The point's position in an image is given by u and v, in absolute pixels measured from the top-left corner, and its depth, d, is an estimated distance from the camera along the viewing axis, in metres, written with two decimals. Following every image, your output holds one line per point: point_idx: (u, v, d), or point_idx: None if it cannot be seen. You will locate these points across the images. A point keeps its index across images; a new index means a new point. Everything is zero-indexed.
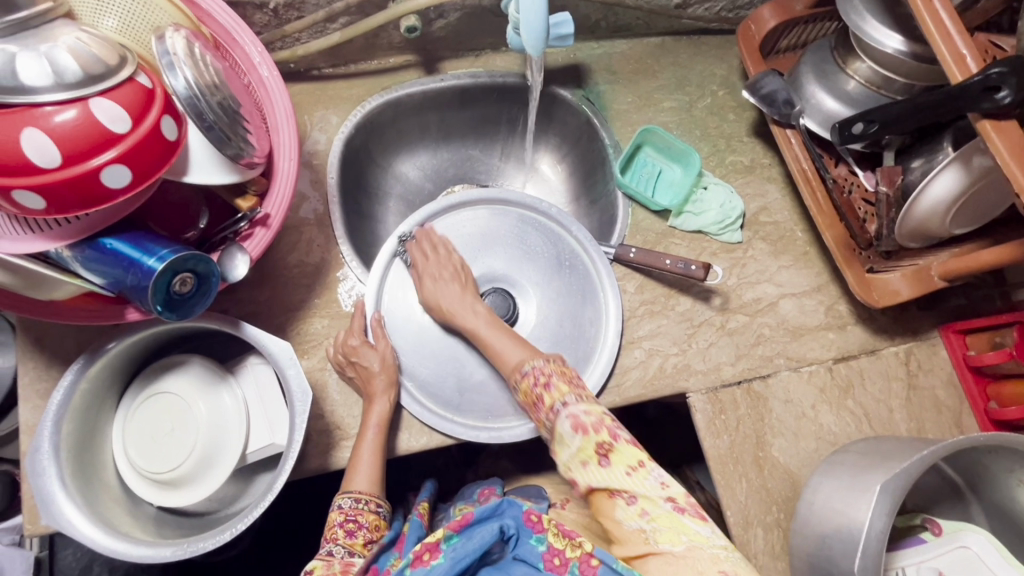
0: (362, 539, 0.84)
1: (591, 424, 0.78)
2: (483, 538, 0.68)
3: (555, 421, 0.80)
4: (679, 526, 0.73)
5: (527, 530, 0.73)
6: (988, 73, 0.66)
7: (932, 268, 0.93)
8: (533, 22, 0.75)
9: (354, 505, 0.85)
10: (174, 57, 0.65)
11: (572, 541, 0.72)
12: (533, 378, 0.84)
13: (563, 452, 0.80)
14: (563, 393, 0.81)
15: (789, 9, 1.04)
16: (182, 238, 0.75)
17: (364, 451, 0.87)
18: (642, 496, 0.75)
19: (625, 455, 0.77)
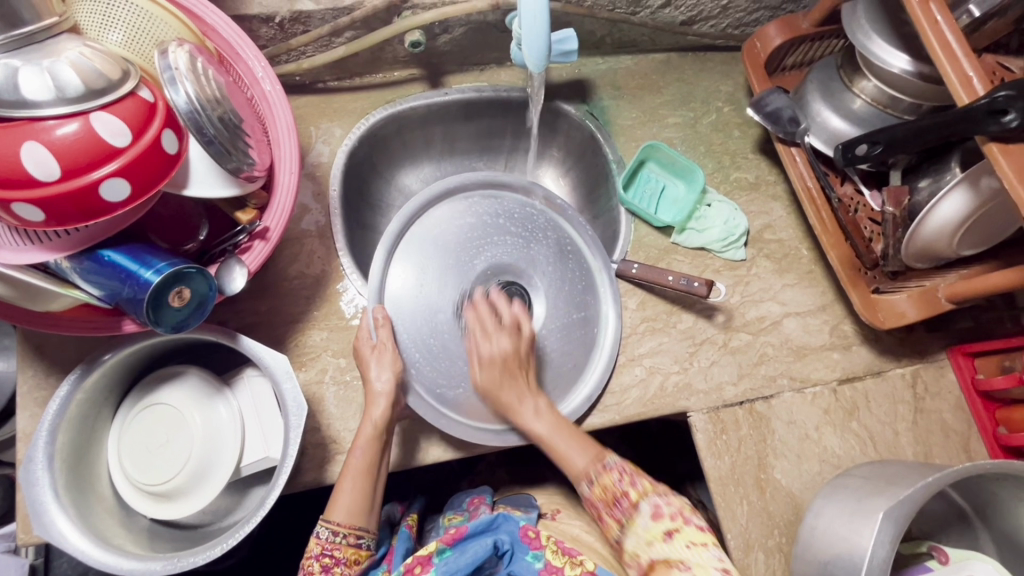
0: (342, 574, 0.80)
1: (670, 512, 0.78)
2: (476, 551, 0.75)
3: (634, 514, 0.79)
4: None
5: (523, 546, 0.79)
6: (994, 96, 0.64)
7: (939, 290, 0.92)
8: (533, 45, 0.74)
9: (331, 538, 0.80)
10: (176, 72, 0.65)
11: (572, 559, 0.76)
12: (617, 474, 0.82)
13: (630, 539, 0.78)
14: (649, 489, 0.81)
15: (795, 26, 1.03)
16: (182, 250, 0.76)
17: (348, 479, 0.83)
18: (697, 565, 0.71)
19: (690, 532, 0.76)
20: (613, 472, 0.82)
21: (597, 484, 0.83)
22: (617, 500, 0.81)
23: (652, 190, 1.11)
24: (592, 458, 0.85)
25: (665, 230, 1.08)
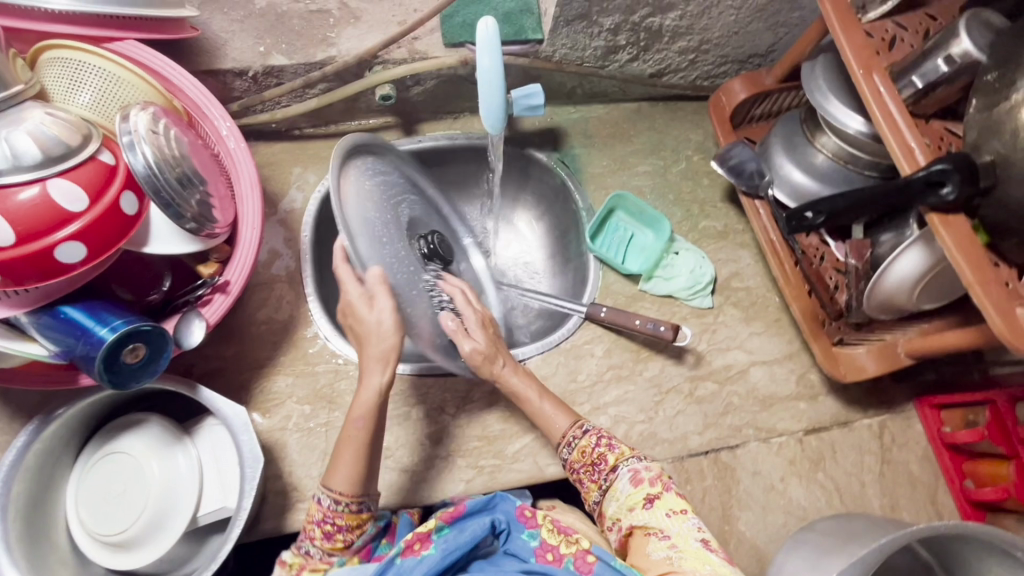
0: (341, 542, 0.80)
1: (649, 478, 0.85)
2: (473, 531, 0.79)
3: (614, 480, 0.86)
4: (705, 558, 0.73)
5: (519, 525, 0.85)
6: (932, 169, 0.66)
7: (898, 345, 0.93)
8: (490, 108, 0.79)
9: (332, 507, 0.79)
10: (135, 135, 0.67)
11: (567, 538, 0.82)
12: (595, 439, 0.89)
13: (612, 503, 0.85)
14: (626, 454, 0.88)
15: (758, 81, 1.06)
16: (146, 301, 0.78)
17: (349, 444, 0.82)
18: (675, 534, 0.78)
19: (669, 501, 0.82)
20: (590, 437, 0.89)
21: (577, 445, 0.89)
22: (596, 462, 0.88)
23: (622, 237, 1.12)
24: (575, 419, 0.92)
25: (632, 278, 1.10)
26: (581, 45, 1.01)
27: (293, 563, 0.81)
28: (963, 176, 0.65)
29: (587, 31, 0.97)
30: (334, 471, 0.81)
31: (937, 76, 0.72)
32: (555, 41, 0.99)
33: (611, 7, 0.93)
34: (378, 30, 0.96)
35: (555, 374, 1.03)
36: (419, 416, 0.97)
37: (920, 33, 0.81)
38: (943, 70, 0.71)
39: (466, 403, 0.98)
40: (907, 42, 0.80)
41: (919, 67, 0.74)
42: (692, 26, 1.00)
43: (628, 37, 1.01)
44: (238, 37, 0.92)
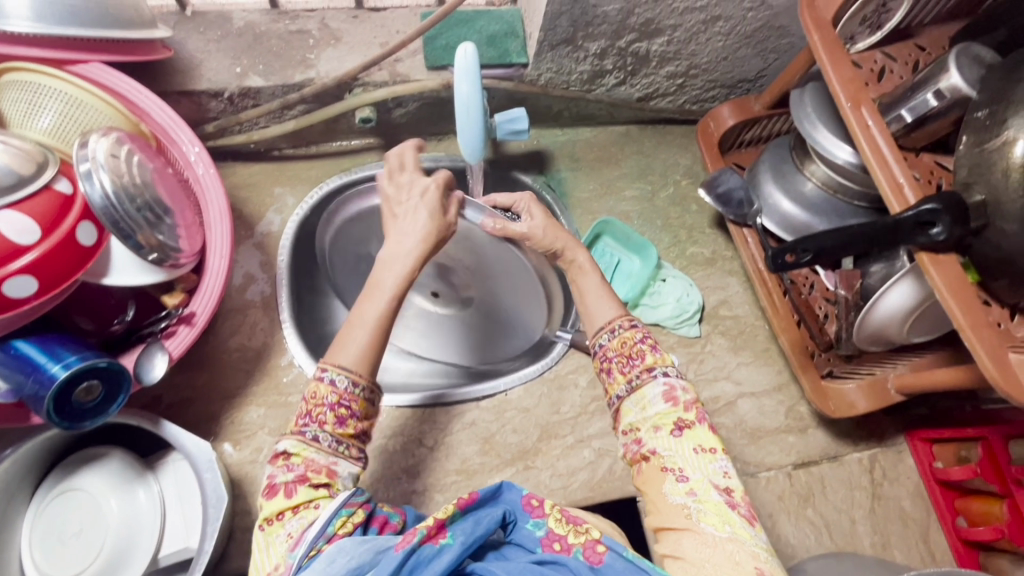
0: (352, 429, 0.69)
1: (683, 399, 0.73)
2: (489, 523, 0.63)
3: (645, 383, 0.74)
4: (726, 516, 0.64)
5: (525, 514, 0.67)
6: (922, 208, 0.64)
7: (888, 380, 0.90)
8: (470, 139, 0.77)
9: (349, 389, 0.69)
10: (92, 163, 0.63)
11: (577, 528, 0.64)
12: (641, 334, 0.77)
13: (636, 411, 0.74)
14: (667, 361, 0.76)
15: (747, 107, 1.04)
16: (108, 331, 0.75)
17: (366, 314, 0.72)
18: (695, 479, 0.68)
19: (700, 434, 0.71)
20: (636, 330, 0.77)
21: (618, 335, 0.77)
22: (634, 356, 0.76)
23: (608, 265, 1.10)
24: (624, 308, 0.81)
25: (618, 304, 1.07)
26: (567, 69, 0.99)
27: (297, 452, 0.67)
28: (953, 217, 0.63)
29: (573, 55, 0.96)
30: (341, 346, 0.71)
31: (925, 110, 0.70)
32: (540, 65, 0.97)
33: (597, 31, 0.91)
34: (359, 51, 0.94)
35: (538, 406, 0.98)
36: (395, 448, 0.94)
37: (909, 64, 0.79)
38: (932, 104, 0.70)
39: (444, 435, 0.95)
40: (895, 72, 0.78)
41: (909, 101, 0.72)
42: (679, 51, 0.99)
43: (615, 61, 0.99)
44: (213, 57, 0.90)
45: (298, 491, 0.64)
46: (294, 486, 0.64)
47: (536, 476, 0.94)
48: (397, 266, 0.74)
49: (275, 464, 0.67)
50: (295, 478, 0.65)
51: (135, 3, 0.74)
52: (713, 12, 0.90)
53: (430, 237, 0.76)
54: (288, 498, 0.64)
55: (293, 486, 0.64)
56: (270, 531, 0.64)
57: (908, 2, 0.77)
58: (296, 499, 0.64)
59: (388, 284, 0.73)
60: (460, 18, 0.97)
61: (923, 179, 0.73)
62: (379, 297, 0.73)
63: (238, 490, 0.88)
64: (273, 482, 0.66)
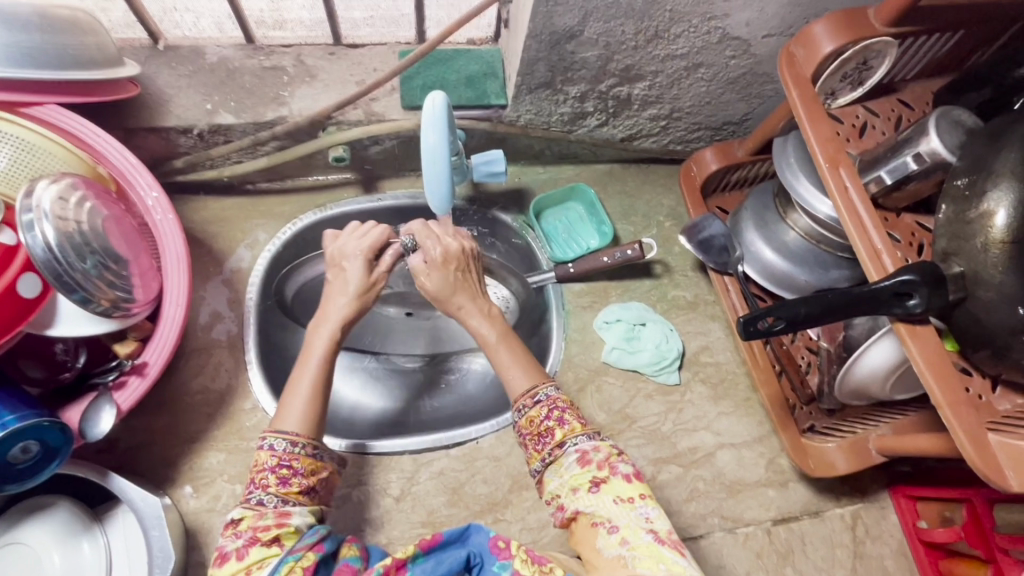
0: (298, 487, 0.70)
1: (597, 459, 0.72)
2: (451, 563, 0.63)
3: (560, 454, 0.73)
4: (659, 555, 0.63)
5: (491, 556, 0.64)
6: (897, 280, 0.62)
7: (870, 441, 0.87)
8: (437, 191, 0.73)
9: (288, 450, 0.70)
10: (36, 212, 0.61)
11: (541, 568, 0.62)
12: (546, 409, 0.76)
13: (553, 478, 0.73)
14: (576, 431, 0.74)
15: (730, 152, 1.03)
16: (57, 380, 0.71)
17: (301, 386, 0.75)
18: (624, 526, 0.66)
19: (617, 485, 0.69)
20: (541, 408, 0.76)
21: (527, 414, 0.76)
22: (545, 434, 0.76)
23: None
24: (534, 383, 0.79)
25: (597, 281, 1.09)
26: (547, 111, 0.97)
27: (243, 519, 0.66)
28: (930, 289, 0.61)
29: (552, 97, 0.94)
30: (284, 416, 0.73)
31: (905, 173, 0.68)
32: (519, 106, 0.95)
33: (576, 75, 0.89)
34: (334, 88, 0.92)
35: (509, 455, 0.95)
36: (360, 498, 0.90)
37: (892, 120, 0.78)
38: (913, 168, 0.67)
39: (411, 484, 0.92)
40: (878, 127, 0.77)
41: (888, 162, 0.70)
42: (662, 95, 0.97)
43: (596, 104, 0.97)
44: (183, 93, 0.88)
45: (250, 552, 0.63)
46: (245, 548, 0.63)
47: (505, 529, 0.91)
48: (326, 329, 0.79)
49: (224, 534, 0.66)
50: (244, 542, 0.63)
51: (98, 42, 0.72)
52: (694, 59, 0.89)
53: (360, 298, 0.82)
54: (239, 560, 0.62)
55: (243, 549, 0.63)
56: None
57: (890, 58, 0.74)
58: (247, 561, 0.62)
59: (319, 346, 0.77)
60: (437, 57, 0.96)
61: (903, 240, 0.71)
62: (314, 357, 0.77)
63: (193, 541, 0.84)
64: (223, 550, 0.64)
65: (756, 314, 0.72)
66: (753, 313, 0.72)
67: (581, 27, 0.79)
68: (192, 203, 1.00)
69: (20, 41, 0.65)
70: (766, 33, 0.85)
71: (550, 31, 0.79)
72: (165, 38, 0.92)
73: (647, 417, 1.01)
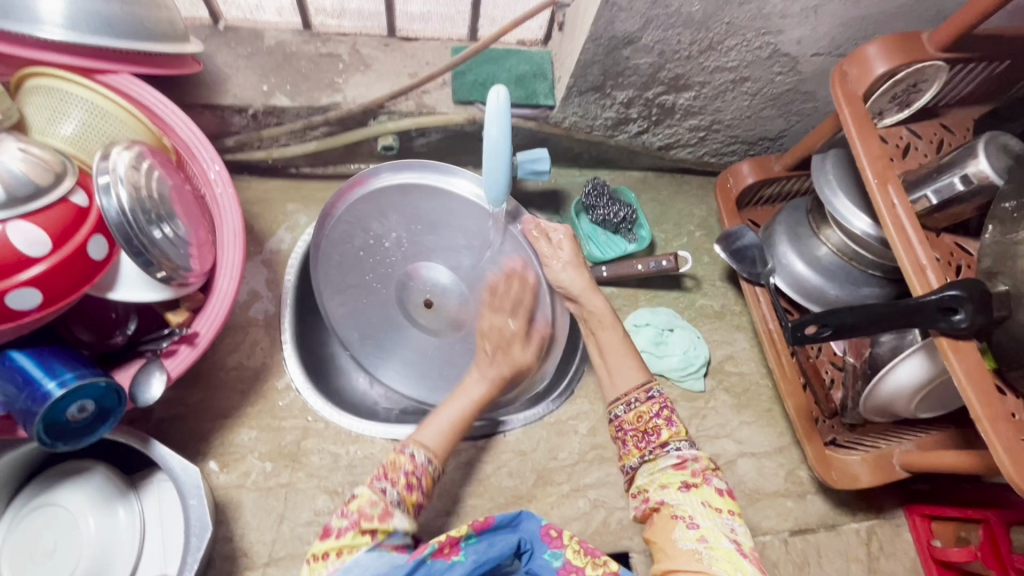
0: (414, 498, 0.74)
1: (693, 467, 0.75)
2: (501, 549, 0.68)
3: (659, 455, 0.77)
4: (738, 564, 0.65)
5: (542, 544, 0.70)
6: (944, 294, 0.64)
7: (894, 456, 0.90)
8: (494, 182, 0.74)
9: (423, 463, 0.76)
10: (111, 175, 0.62)
11: (595, 560, 0.67)
12: (656, 408, 0.80)
13: (644, 475, 0.77)
14: (681, 436, 0.78)
15: (767, 167, 1.05)
16: (108, 344, 0.72)
17: (449, 410, 0.82)
18: (706, 527, 0.69)
19: (707, 493, 0.73)
20: (652, 403, 0.80)
21: (635, 409, 0.81)
22: (649, 431, 0.80)
23: (603, 217, 1.07)
24: (645, 379, 0.84)
25: (628, 286, 1.10)
26: (593, 115, 0.99)
27: (358, 499, 0.70)
28: (977, 305, 0.62)
29: (600, 102, 0.96)
30: (423, 430, 0.80)
31: (952, 193, 0.70)
32: (566, 108, 0.97)
33: (627, 81, 0.91)
34: (387, 79, 0.94)
35: (535, 450, 0.96)
36: None
37: (934, 143, 0.80)
38: (959, 188, 0.70)
39: (438, 473, 0.93)
40: (921, 149, 0.79)
41: (935, 182, 0.72)
42: (705, 106, 0.99)
43: (640, 111, 0.99)
44: (241, 73, 0.90)
45: (348, 535, 0.67)
46: (346, 530, 0.68)
47: None
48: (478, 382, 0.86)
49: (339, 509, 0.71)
50: (348, 524, 0.68)
51: (170, 17, 0.74)
52: (742, 73, 0.91)
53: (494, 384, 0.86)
54: (337, 539, 0.67)
55: (344, 530, 0.68)
56: (314, 568, 0.66)
57: (938, 83, 0.77)
58: (342, 542, 0.67)
59: (473, 392, 0.85)
60: (489, 56, 0.98)
61: (943, 259, 0.72)
62: (461, 401, 0.84)
63: (222, 516, 0.84)
64: (329, 525, 0.69)
65: (804, 321, 0.76)
66: (802, 319, 0.76)
67: (640, 33, 0.81)
68: (236, 182, 1.02)
69: (101, 9, 0.67)
70: (815, 51, 0.87)
71: (610, 35, 0.81)
72: (225, 20, 0.94)
73: None
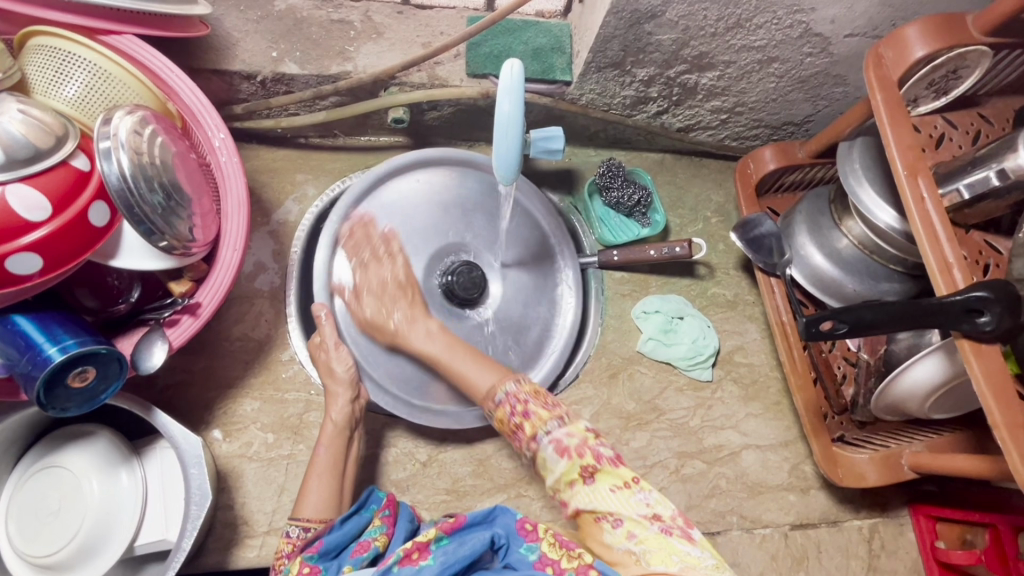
0: None
1: (574, 446, 0.71)
2: (474, 545, 0.61)
3: (537, 449, 0.72)
4: (670, 547, 0.63)
5: (518, 538, 0.65)
6: (971, 295, 0.61)
7: (903, 456, 0.89)
8: (504, 159, 0.71)
9: (301, 535, 0.73)
10: (113, 140, 0.61)
11: (570, 552, 0.62)
12: (509, 407, 0.75)
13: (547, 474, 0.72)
14: (544, 419, 0.73)
15: (790, 154, 1.01)
16: (111, 311, 0.72)
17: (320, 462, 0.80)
18: (629, 518, 0.65)
19: (613, 475, 0.69)
20: (505, 403, 0.76)
21: (495, 415, 0.77)
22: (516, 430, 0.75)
23: (617, 199, 1.04)
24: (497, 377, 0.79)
25: (638, 270, 1.07)
26: (611, 92, 0.96)
27: None
28: (1004, 308, 0.60)
29: (619, 79, 0.92)
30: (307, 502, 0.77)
31: (986, 188, 0.66)
32: (583, 85, 0.94)
33: (647, 58, 0.87)
34: (399, 48, 0.92)
35: None
36: (387, 460, 0.91)
37: (970, 133, 0.76)
38: (995, 183, 0.66)
39: (439, 452, 0.93)
40: (955, 140, 0.75)
41: (968, 176, 0.68)
42: (729, 87, 0.95)
43: (660, 90, 0.95)
44: (250, 38, 0.88)
45: None
46: None
47: (527, 505, 0.92)
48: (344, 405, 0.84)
49: None
50: None
51: None
52: (770, 53, 0.87)
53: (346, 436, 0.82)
54: None
55: None
56: None
57: (981, 69, 0.73)
58: None
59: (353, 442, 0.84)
60: (506, 26, 0.94)
61: (970, 258, 0.69)
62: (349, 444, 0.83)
63: (223, 484, 0.85)
64: None
65: (818, 317, 0.73)
66: (816, 316, 0.73)
67: (664, 7, 0.77)
68: (244, 150, 0.99)
69: None
70: (849, 32, 0.83)
71: (632, 8, 0.77)
72: None
73: (675, 410, 1.01)
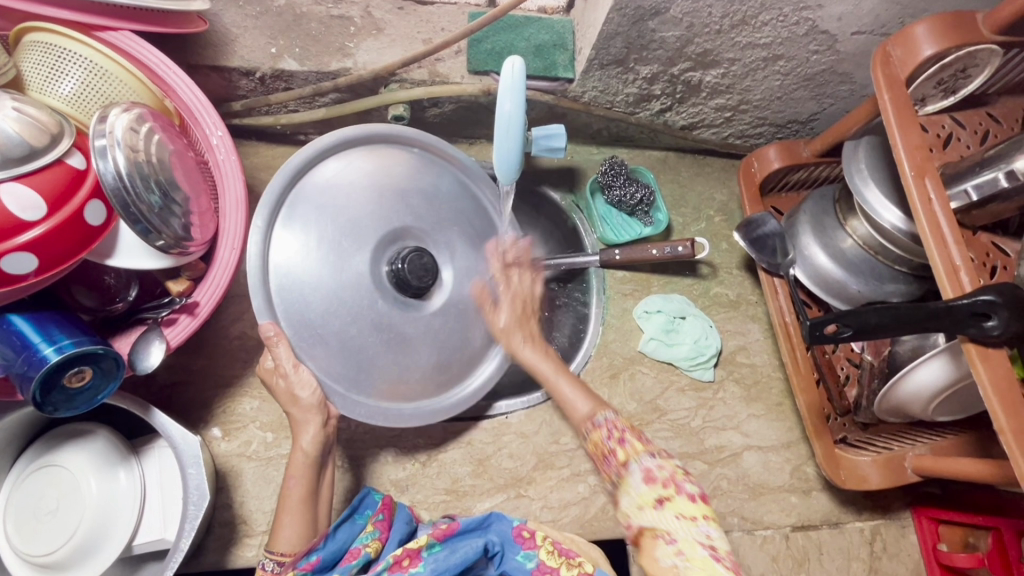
0: None
1: (663, 477, 0.66)
2: (467, 552, 0.66)
3: (624, 474, 0.68)
4: (715, 574, 0.58)
5: (514, 545, 0.69)
6: (978, 299, 0.60)
7: (906, 459, 0.88)
8: (505, 159, 0.70)
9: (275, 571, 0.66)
10: (109, 138, 0.61)
11: (569, 560, 0.67)
12: (607, 431, 0.73)
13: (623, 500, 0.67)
14: (638, 449, 0.69)
15: (795, 153, 0.99)
16: (109, 310, 0.71)
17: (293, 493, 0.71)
18: (682, 539, 0.61)
19: (682, 502, 0.64)
20: (602, 428, 0.73)
21: (590, 437, 0.74)
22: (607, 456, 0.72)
23: (619, 197, 1.03)
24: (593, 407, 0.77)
25: (640, 269, 1.06)
26: (614, 89, 0.95)
27: None
28: (1011, 312, 0.59)
29: (622, 76, 0.91)
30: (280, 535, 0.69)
31: (994, 190, 0.65)
32: (586, 82, 0.93)
33: (651, 55, 0.86)
34: (400, 45, 0.91)
35: (537, 433, 0.95)
36: (386, 460, 0.90)
37: (978, 133, 0.75)
38: (1003, 184, 0.65)
39: (439, 451, 0.92)
40: (963, 140, 0.74)
41: (975, 177, 0.67)
42: (733, 85, 0.94)
43: (664, 87, 0.94)
44: (249, 34, 0.87)
45: None
46: None
47: (527, 505, 0.91)
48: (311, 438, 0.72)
49: None
50: None
51: None
52: (775, 50, 0.85)
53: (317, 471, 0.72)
54: None
55: None
56: None
57: (990, 68, 0.72)
58: None
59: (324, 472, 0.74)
60: (508, 22, 0.93)
61: (977, 260, 0.68)
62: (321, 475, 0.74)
63: (222, 483, 0.85)
64: None
65: (822, 320, 0.72)
66: (819, 319, 0.73)
67: (668, 3, 0.76)
68: (243, 147, 0.99)
69: None
70: (856, 29, 0.81)
71: (635, 5, 0.76)
72: None
73: (677, 411, 1.00)
